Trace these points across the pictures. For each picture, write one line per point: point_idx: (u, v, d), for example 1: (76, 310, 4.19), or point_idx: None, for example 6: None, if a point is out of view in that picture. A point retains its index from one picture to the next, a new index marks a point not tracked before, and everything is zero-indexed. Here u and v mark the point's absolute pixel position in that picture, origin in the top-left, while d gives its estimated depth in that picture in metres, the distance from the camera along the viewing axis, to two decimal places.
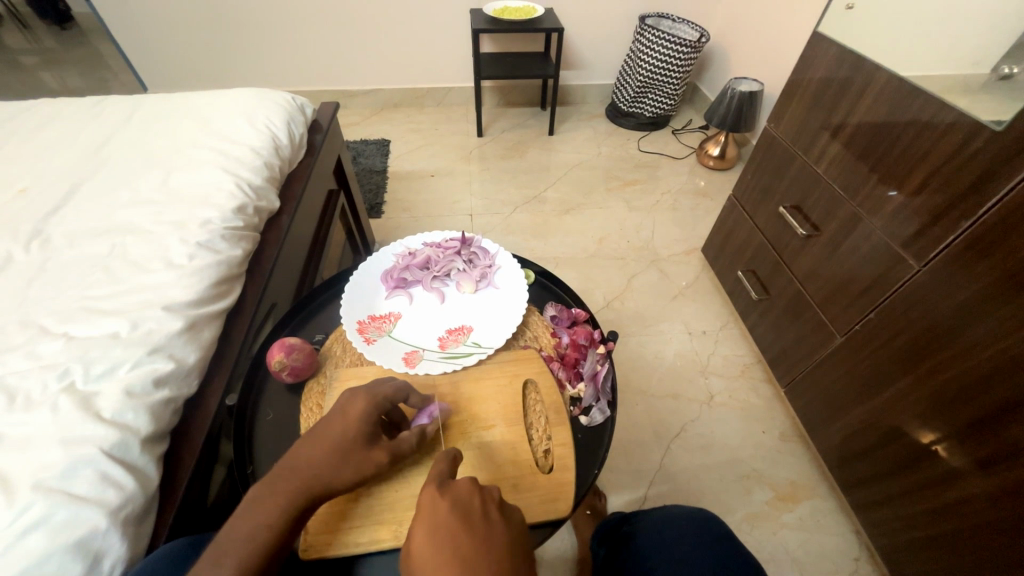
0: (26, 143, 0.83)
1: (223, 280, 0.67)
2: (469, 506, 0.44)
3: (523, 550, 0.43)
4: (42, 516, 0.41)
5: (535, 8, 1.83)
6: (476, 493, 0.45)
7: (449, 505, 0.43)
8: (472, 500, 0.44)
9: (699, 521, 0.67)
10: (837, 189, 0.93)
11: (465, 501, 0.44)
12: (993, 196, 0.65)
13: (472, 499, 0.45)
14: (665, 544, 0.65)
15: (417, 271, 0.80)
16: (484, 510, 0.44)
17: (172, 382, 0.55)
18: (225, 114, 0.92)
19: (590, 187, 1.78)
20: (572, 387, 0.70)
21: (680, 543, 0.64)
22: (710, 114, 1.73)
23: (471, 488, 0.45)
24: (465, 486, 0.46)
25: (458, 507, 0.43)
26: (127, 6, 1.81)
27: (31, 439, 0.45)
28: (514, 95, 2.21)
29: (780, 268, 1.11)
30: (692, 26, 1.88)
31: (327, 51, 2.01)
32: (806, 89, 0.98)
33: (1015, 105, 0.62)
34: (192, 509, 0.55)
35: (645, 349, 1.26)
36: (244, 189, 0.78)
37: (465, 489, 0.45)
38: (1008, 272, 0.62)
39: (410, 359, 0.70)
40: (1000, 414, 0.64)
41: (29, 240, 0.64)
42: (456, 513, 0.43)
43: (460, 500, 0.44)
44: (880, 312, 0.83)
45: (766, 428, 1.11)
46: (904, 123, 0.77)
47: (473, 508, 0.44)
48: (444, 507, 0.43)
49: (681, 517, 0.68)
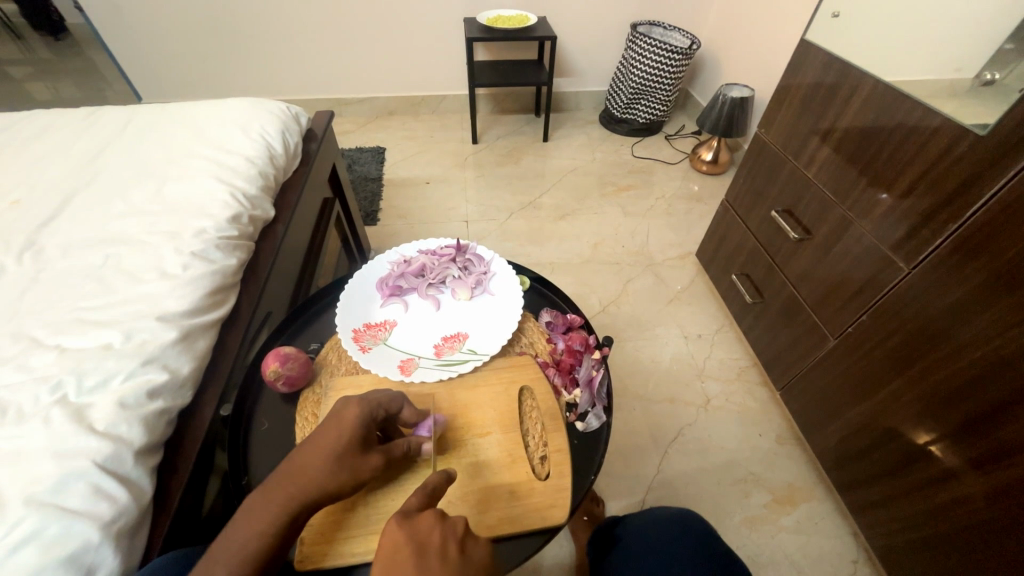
0: (19, 154, 0.83)
1: (217, 290, 0.67)
2: (429, 540, 0.41)
3: None
4: (34, 531, 0.41)
5: (528, 16, 1.85)
6: (438, 527, 0.42)
7: (407, 538, 0.41)
8: (433, 537, 0.41)
9: (684, 521, 0.67)
10: (827, 193, 0.94)
11: (425, 534, 0.41)
12: (979, 199, 0.66)
13: (432, 534, 0.41)
14: (650, 545, 0.65)
15: (412, 278, 0.80)
16: (443, 546, 0.41)
17: (166, 393, 0.55)
18: (219, 123, 0.92)
19: (584, 193, 1.79)
20: (568, 393, 0.70)
21: (682, 542, 0.64)
22: (702, 119, 1.74)
23: (433, 522, 0.42)
24: (428, 519, 0.43)
25: (415, 542, 0.40)
26: (121, 17, 1.82)
27: (22, 452, 0.45)
28: (509, 102, 2.23)
29: (774, 271, 1.12)
30: (683, 33, 1.91)
31: (322, 60, 2.02)
32: (794, 95, 1.00)
33: (998, 109, 0.63)
34: (186, 521, 0.55)
35: (642, 353, 1.26)
36: (239, 198, 0.78)
37: (427, 523, 0.42)
38: (996, 272, 0.63)
39: (406, 367, 0.69)
40: (991, 413, 0.65)
41: (21, 251, 0.64)
42: (412, 548, 0.40)
43: (420, 534, 0.41)
44: (871, 314, 0.84)
45: (762, 431, 1.12)
46: (891, 128, 0.78)
47: (434, 542, 0.41)
48: (400, 541, 0.40)
49: (667, 517, 0.68)
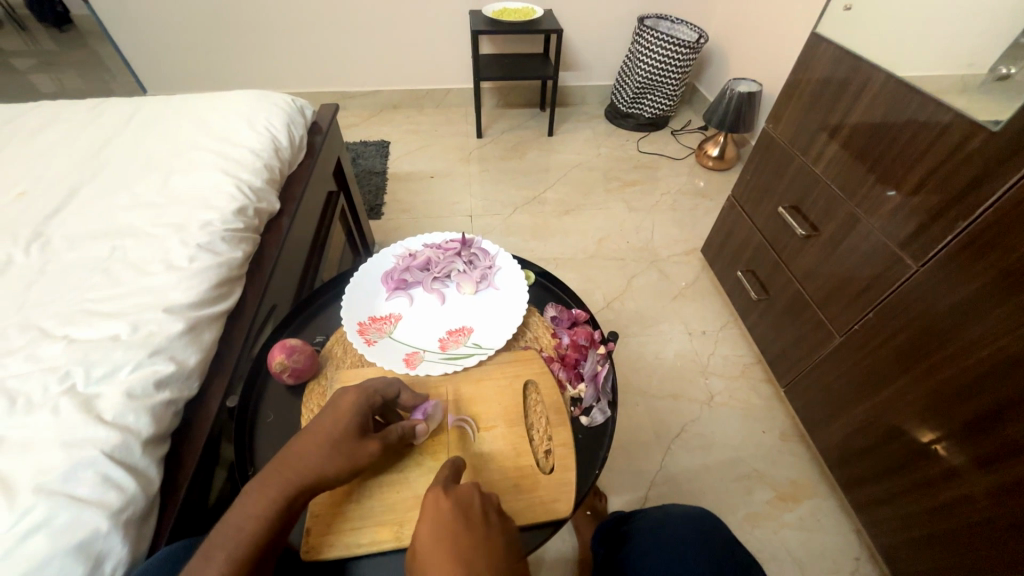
0: (27, 146, 0.84)
1: (223, 282, 0.67)
2: (471, 507, 0.47)
3: (516, 555, 0.46)
4: (44, 519, 0.41)
5: (534, 9, 1.83)
6: (478, 497, 0.48)
7: (452, 507, 0.46)
8: (474, 503, 0.47)
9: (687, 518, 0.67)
10: (836, 189, 0.93)
11: (467, 503, 0.47)
12: (991, 195, 0.65)
13: (473, 503, 0.47)
14: (635, 547, 0.65)
15: (417, 272, 0.80)
16: (483, 512, 0.47)
17: (173, 384, 0.55)
18: (224, 116, 0.92)
19: (589, 188, 1.79)
20: (572, 387, 0.70)
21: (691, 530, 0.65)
22: (710, 114, 1.73)
23: (473, 491, 0.48)
24: (468, 490, 0.48)
25: (460, 509, 0.46)
26: (125, 9, 1.81)
27: (31, 441, 0.45)
28: (514, 96, 2.22)
29: (780, 268, 1.11)
30: (690, 27, 1.88)
31: (326, 52, 2.01)
32: (804, 90, 0.98)
33: (1013, 104, 0.62)
34: (192, 512, 0.55)
35: (646, 350, 1.26)
36: (244, 191, 0.78)
37: (468, 493, 0.48)
38: (1005, 270, 0.63)
39: (411, 360, 0.70)
40: (996, 413, 0.65)
41: (29, 242, 0.65)
42: (458, 513, 0.46)
43: (462, 503, 0.47)
44: (878, 311, 0.84)
45: (766, 428, 1.11)
46: (902, 123, 0.77)
47: (474, 512, 0.47)
48: (446, 507, 0.46)
49: (672, 516, 0.68)
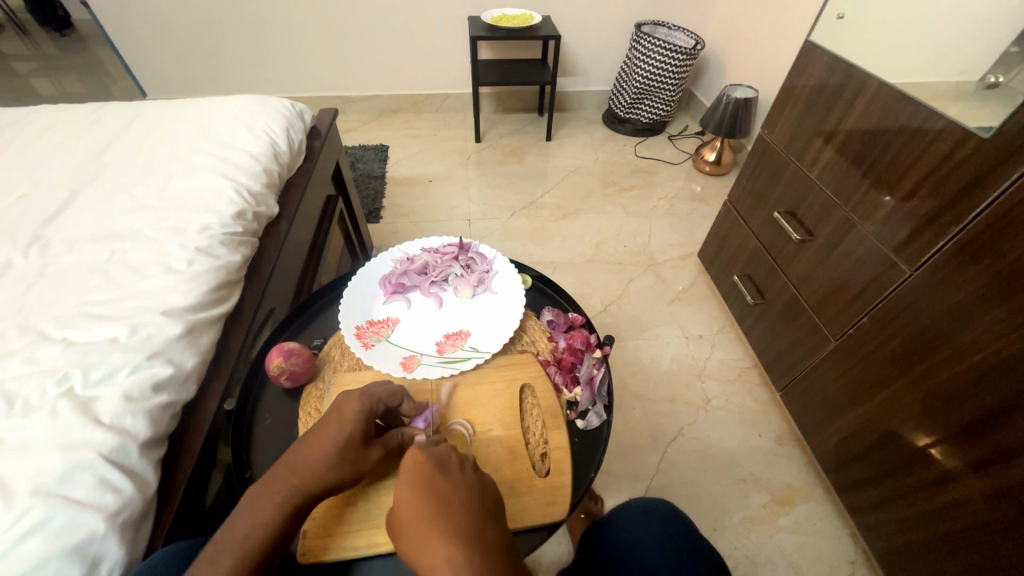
0: (28, 149, 0.84)
1: (222, 286, 0.67)
2: (448, 462, 0.49)
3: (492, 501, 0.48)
4: (41, 521, 0.41)
5: (533, 16, 1.84)
6: (454, 453, 0.50)
7: (428, 459, 0.49)
8: (451, 458, 0.50)
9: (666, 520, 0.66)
10: (829, 194, 0.94)
11: (444, 458, 0.50)
12: (982, 202, 0.66)
13: (449, 458, 0.50)
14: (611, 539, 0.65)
15: (415, 276, 0.80)
16: (460, 466, 0.49)
17: (171, 387, 0.55)
18: (225, 120, 0.93)
19: (587, 193, 1.80)
20: (569, 391, 0.70)
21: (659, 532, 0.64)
22: (706, 120, 1.74)
23: (449, 449, 0.51)
24: (444, 447, 0.51)
25: (436, 463, 0.49)
26: (125, 14, 1.82)
27: (29, 443, 0.46)
28: (513, 101, 2.23)
29: (776, 273, 1.12)
30: (687, 34, 1.90)
31: (326, 57, 2.02)
32: (799, 96, 0.99)
33: (1003, 112, 0.63)
34: (190, 513, 0.55)
35: (643, 353, 1.27)
36: (244, 195, 0.79)
37: (444, 449, 0.50)
38: (998, 274, 0.63)
39: (408, 363, 0.70)
40: (990, 417, 0.65)
41: (29, 245, 0.65)
42: (434, 466, 0.48)
43: (439, 456, 0.50)
44: (872, 315, 0.85)
45: (762, 432, 1.12)
46: (894, 130, 0.79)
47: (450, 462, 0.50)
48: (423, 460, 0.49)
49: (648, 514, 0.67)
